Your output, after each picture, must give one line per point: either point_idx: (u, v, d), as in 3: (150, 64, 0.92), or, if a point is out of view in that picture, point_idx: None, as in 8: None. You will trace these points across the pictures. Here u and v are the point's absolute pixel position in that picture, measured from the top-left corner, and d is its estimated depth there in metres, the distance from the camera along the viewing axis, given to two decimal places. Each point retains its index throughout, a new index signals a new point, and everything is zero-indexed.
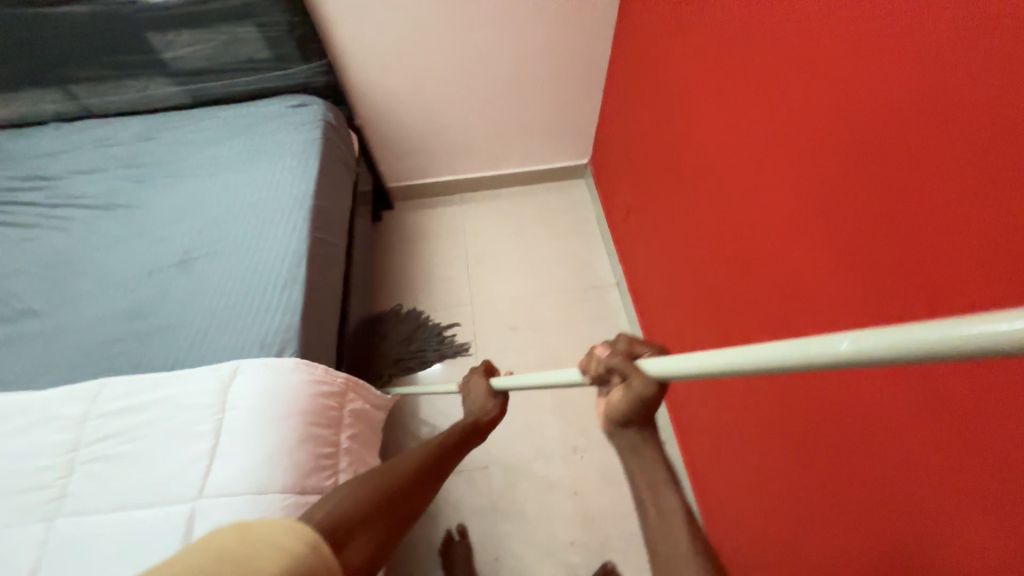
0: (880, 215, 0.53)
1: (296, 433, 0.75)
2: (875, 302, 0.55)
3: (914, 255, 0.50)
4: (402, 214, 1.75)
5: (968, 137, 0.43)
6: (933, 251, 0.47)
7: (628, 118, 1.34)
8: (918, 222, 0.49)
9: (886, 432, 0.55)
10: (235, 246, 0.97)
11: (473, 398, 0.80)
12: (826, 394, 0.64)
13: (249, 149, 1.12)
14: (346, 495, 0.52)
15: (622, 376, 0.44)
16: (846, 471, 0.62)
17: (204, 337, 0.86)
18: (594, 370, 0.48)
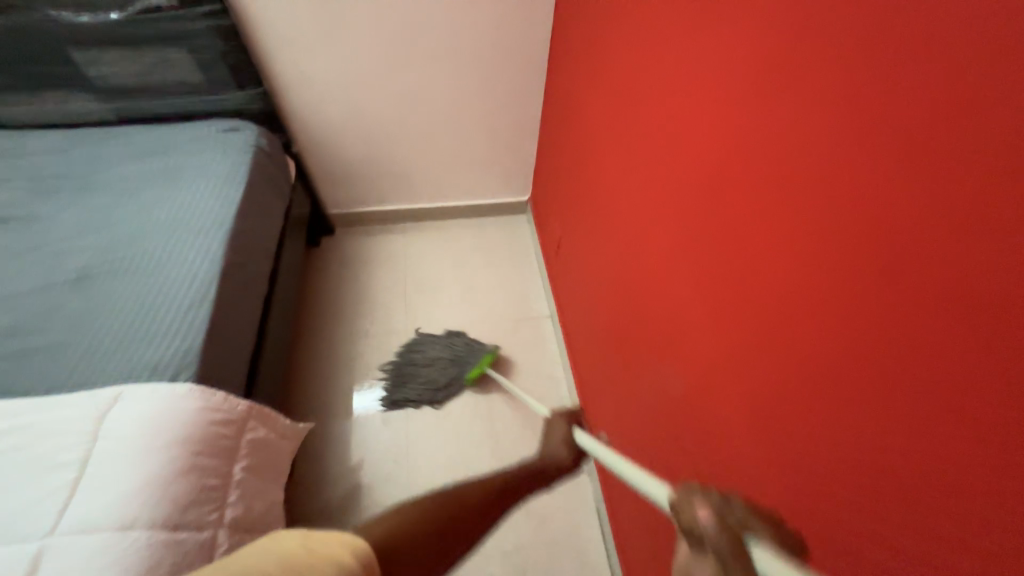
0: (744, 258, 0.60)
1: (177, 463, 0.72)
2: (745, 337, 0.61)
3: (770, 295, 0.56)
4: (342, 241, 1.75)
5: (797, 194, 0.51)
6: (782, 292, 0.53)
7: (560, 160, 1.43)
8: (771, 265, 0.55)
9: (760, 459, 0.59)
10: (140, 265, 0.94)
11: (552, 441, 0.73)
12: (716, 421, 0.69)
13: (170, 168, 1.11)
14: (397, 513, 0.47)
15: (719, 561, 0.34)
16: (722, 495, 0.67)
17: (89, 359, 0.81)
18: (687, 524, 0.36)
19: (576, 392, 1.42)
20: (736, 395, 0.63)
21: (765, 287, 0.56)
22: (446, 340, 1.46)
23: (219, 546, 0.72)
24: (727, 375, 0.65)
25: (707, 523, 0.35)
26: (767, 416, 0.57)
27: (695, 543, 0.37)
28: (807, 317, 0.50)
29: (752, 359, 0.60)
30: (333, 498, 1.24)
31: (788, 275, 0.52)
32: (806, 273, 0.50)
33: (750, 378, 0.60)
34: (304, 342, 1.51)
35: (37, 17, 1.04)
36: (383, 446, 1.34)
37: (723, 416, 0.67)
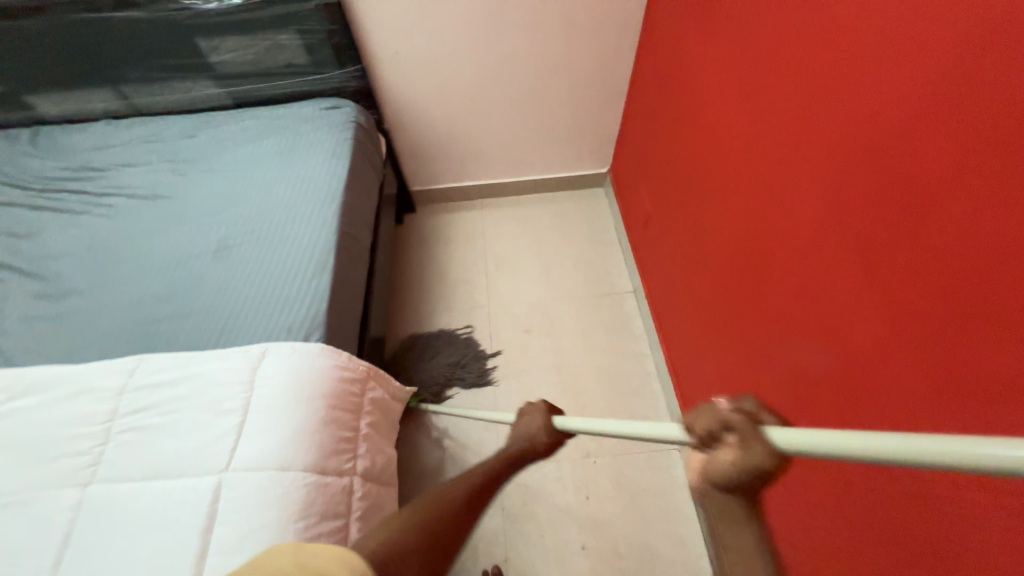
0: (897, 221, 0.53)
1: (319, 414, 0.78)
2: (902, 317, 0.53)
3: (938, 264, 0.48)
4: (423, 218, 1.80)
5: (982, 141, 0.43)
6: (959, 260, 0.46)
7: (648, 128, 1.37)
8: (936, 230, 0.48)
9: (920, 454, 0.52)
10: (267, 236, 1.02)
11: (524, 423, 0.63)
12: (853, 408, 0.62)
13: (284, 146, 1.18)
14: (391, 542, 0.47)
15: (737, 438, 0.29)
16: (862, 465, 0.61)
17: (234, 319, 0.90)
18: (702, 424, 0.31)
19: (664, 370, 1.38)
20: (884, 381, 0.57)
21: (930, 255, 0.49)
22: (465, 344, 1.49)
23: (355, 492, 0.78)
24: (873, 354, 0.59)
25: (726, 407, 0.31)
26: (931, 405, 0.50)
27: (708, 447, 0.31)
28: (994, 286, 0.43)
29: (912, 342, 0.52)
30: (429, 461, 1.31)
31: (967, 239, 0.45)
32: (995, 238, 0.42)
33: (905, 362, 0.53)
34: (393, 314, 1.59)
35: (171, 8, 1.13)
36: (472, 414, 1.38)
37: (864, 403, 0.60)
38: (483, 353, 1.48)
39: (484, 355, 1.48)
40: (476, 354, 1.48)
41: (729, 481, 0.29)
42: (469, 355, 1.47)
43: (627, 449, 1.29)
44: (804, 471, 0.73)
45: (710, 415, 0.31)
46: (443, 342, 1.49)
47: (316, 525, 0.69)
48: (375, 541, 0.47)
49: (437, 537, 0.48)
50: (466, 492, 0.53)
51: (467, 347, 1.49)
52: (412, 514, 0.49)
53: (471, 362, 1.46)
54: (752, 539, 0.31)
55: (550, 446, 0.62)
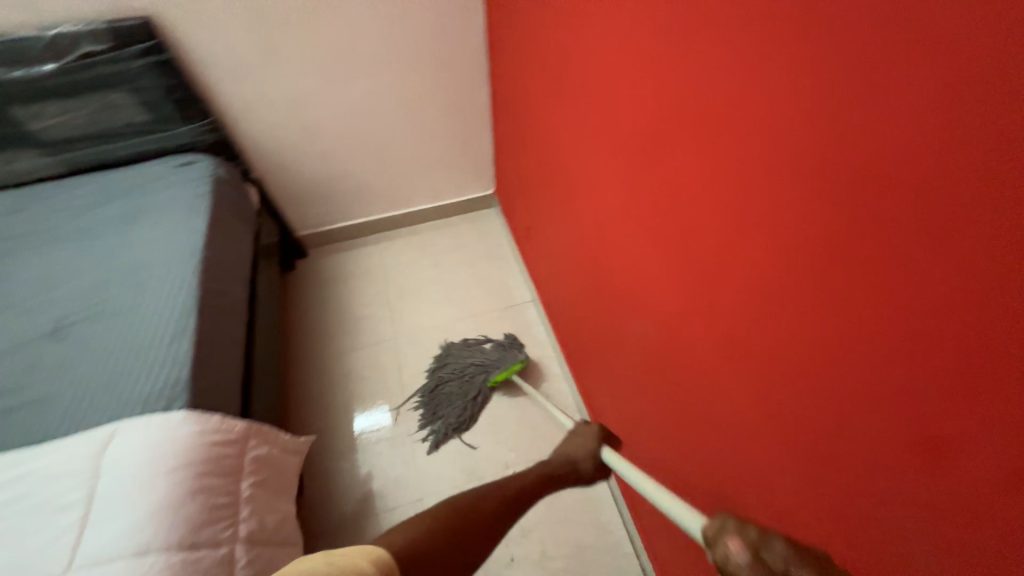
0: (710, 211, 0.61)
1: (185, 486, 0.73)
2: (743, 300, 0.59)
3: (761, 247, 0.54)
4: (316, 262, 1.76)
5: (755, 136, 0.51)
6: (775, 242, 0.51)
7: (516, 148, 1.48)
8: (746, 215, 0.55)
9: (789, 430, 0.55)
10: (116, 306, 0.94)
11: (570, 445, 0.90)
12: (720, 386, 0.67)
13: (133, 210, 1.11)
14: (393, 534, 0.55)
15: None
16: (726, 428, 0.68)
17: (78, 403, 0.81)
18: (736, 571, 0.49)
19: (568, 369, 1.47)
20: (740, 358, 0.62)
21: (745, 238, 0.56)
22: (501, 351, 1.45)
23: (238, 560, 0.73)
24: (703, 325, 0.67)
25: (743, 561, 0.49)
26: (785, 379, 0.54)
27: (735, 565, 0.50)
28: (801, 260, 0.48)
29: (758, 322, 0.57)
30: (348, 509, 1.25)
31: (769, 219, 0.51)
32: (770, 216, 0.51)
33: (756, 340, 0.58)
34: (294, 366, 1.52)
35: None
36: (388, 451, 1.35)
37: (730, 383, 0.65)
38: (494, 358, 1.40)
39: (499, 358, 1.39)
40: (506, 359, 1.42)
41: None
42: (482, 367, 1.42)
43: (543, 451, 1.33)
44: (686, 439, 0.81)
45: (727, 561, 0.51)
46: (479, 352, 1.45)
47: None
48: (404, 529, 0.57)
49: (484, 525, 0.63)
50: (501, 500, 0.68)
51: (490, 355, 1.44)
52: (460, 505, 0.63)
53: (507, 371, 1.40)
54: None
55: (588, 472, 0.87)
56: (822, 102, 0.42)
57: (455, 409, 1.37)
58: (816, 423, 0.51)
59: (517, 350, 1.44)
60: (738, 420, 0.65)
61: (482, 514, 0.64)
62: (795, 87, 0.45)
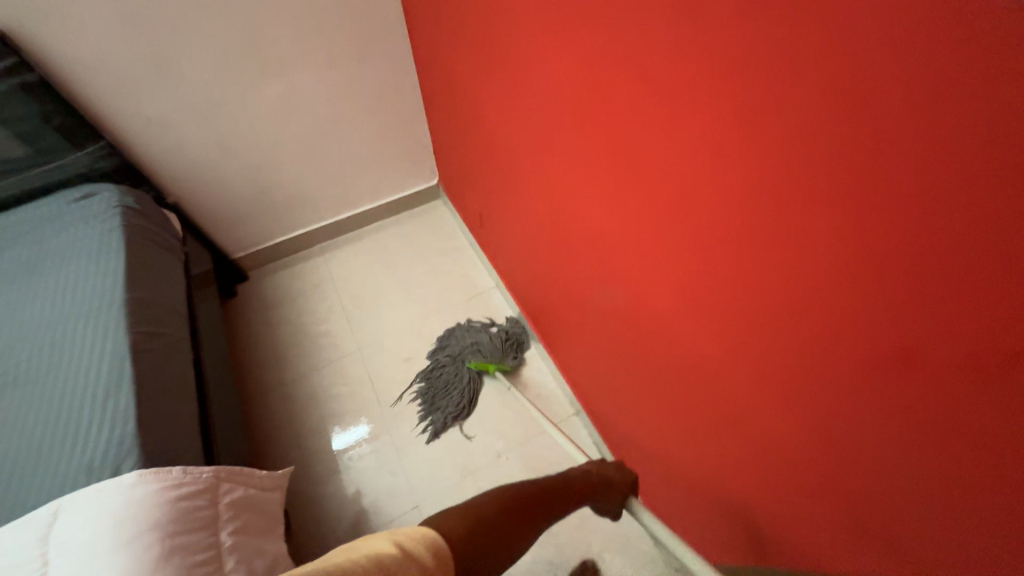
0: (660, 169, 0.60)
1: (156, 550, 0.66)
2: (729, 270, 0.56)
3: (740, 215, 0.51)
4: (260, 283, 1.64)
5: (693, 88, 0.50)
6: (736, 196, 0.50)
7: (454, 133, 1.43)
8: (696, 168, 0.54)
9: (797, 403, 0.54)
10: (31, 371, 0.83)
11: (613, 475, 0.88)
12: (697, 341, 0.68)
13: (28, 259, 0.97)
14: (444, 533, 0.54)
15: None
16: (705, 377, 0.70)
17: (6, 487, 0.72)
18: None
19: (543, 348, 1.47)
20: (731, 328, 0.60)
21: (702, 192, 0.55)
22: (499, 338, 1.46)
23: None
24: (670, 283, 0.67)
25: None
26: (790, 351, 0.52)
27: None
28: (791, 226, 0.45)
29: (752, 295, 0.54)
30: (343, 533, 1.20)
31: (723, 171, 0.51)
32: (717, 163, 0.51)
33: (753, 314, 0.55)
34: (255, 397, 1.42)
35: None
36: (375, 464, 1.30)
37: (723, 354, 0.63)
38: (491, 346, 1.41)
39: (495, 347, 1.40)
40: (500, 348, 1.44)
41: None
42: (478, 354, 1.43)
43: (532, 433, 1.34)
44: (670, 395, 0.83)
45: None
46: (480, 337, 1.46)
47: None
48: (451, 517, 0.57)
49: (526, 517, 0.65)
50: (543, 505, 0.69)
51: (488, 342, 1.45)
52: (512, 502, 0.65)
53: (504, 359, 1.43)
54: None
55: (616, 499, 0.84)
56: (758, 46, 0.42)
57: (453, 398, 1.37)
58: (793, 355, 0.52)
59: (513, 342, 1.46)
60: (720, 371, 0.66)
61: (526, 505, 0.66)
62: (726, 33, 0.44)
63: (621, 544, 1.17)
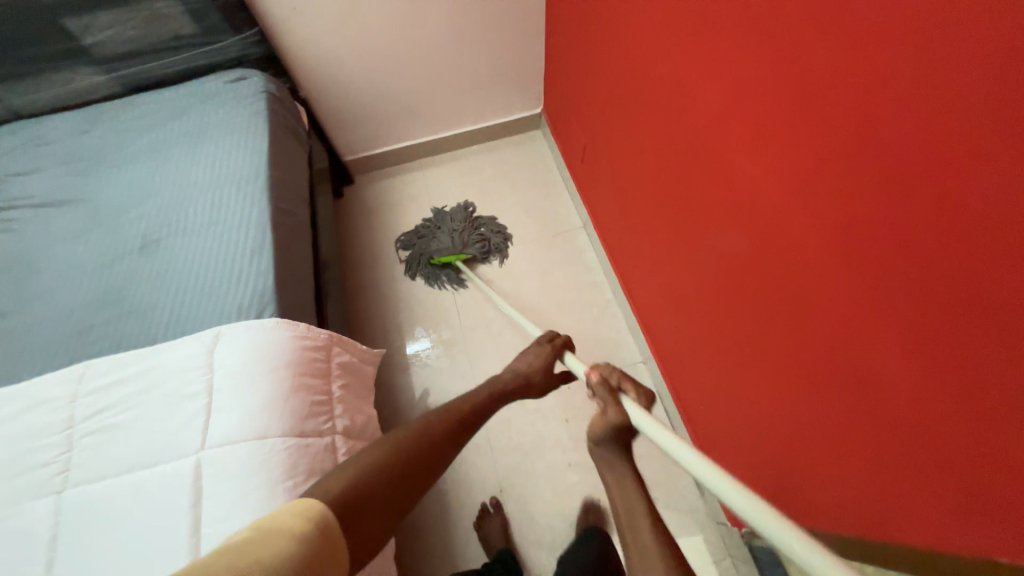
0: (827, 94, 0.53)
1: (286, 383, 0.79)
2: (896, 220, 0.49)
3: (935, 153, 0.43)
4: (364, 188, 1.76)
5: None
6: (931, 130, 0.43)
7: (572, 56, 1.35)
8: (872, 95, 0.48)
9: (953, 384, 0.47)
10: (195, 223, 0.98)
11: (525, 358, 0.83)
12: (815, 299, 0.64)
13: (194, 128, 1.10)
14: (360, 475, 0.56)
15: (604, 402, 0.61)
16: (812, 338, 0.67)
17: (178, 311, 0.87)
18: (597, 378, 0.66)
19: (621, 294, 1.46)
20: (877, 290, 0.53)
21: (874, 125, 0.49)
22: (491, 228, 1.61)
23: (339, 449, 0.81)
24: (799, 228, 0.63)
25: (595, 381, 0.65)
26: (956, 327, 0.45)
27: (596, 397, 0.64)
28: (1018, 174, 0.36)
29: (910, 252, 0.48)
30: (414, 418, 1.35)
31: (914, 99, 0.44)
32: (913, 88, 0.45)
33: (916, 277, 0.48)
34: (351, 290, 1.58)
35: None
36: (447, 368, 1.42)
37: (856, 316, 0.57)
38: (485, 231, 1.59)
39: (488, 231, 1.59)
40: (493, 231, 1.60)
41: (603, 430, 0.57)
42: (476, 238, 1.58)
43: None
44: (760, 351, 0.81)
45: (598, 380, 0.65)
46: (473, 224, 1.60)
47: (305, 483, 0.71)
48: (337, 483, 0.55)
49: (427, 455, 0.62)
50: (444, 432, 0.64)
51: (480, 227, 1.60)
52: (387, 451, 0.59)
53: (489, 250, 1.57)
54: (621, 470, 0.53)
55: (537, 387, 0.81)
56: None
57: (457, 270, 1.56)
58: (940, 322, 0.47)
59: (499, 227, 1.61)
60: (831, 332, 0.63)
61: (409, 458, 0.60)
62: None
63: (667, 498, 1.19)
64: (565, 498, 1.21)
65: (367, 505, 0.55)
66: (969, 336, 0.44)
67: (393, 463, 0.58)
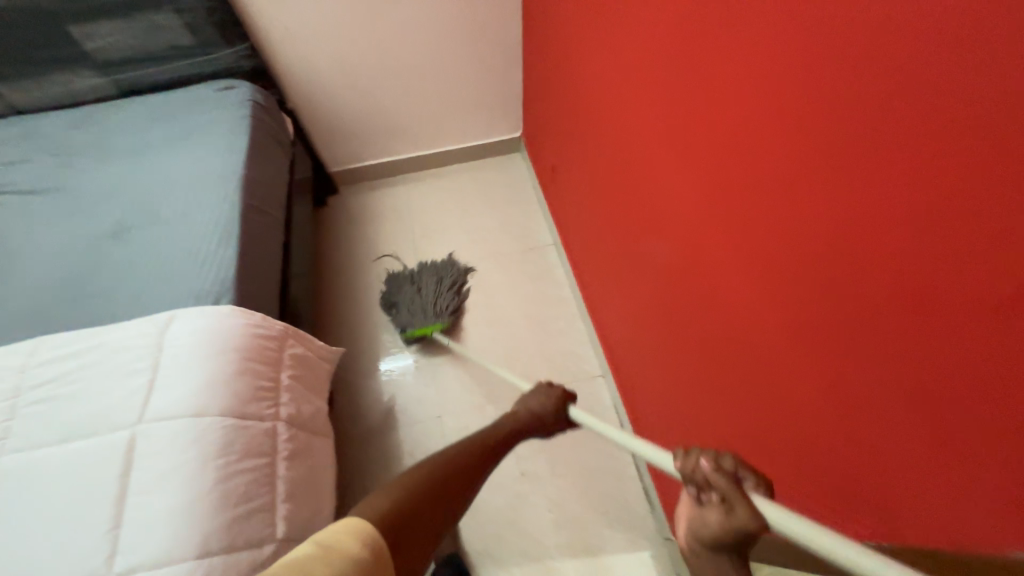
0: (721, 112, 0.60)
1: (232, 366, 0.81)
2: (778, 219, 0.53)
3: (795, 159, 0.49)
4: (347, 198, 1.83)
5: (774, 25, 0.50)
6: (793, 137, 0.49)
7: (545, 83, 1.45)
8: (752, 110, 0.54)
9: (813, 366, 0.52)
10: (167, 215, 1.03)
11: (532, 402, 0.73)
12: (722, 300, 0.69)
13: (179, 129, 1.18)
14: (405, 492, 0.51)
15: (722, 500, 0.35)
16: (722, 340, 0.71)
17: (138, 294, 0.91)
18: (694, 469, 0.38)
19: (585, 309, 1.50)
20: (763, 286, 0.58)
21: (754, 138, 0.55)
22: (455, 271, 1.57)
23: (280, 434, 0.82)
24: (708, 234, 0.69)
25: (707, 469, 0.37)
26: (812, 313, 0.51)
27: (698, 497, 0.37)
28: (864, 167, 0.41)
29: (781, 250, 0.54)
30: (374, 421, 1.37)
31: (780, 111, 0.50)
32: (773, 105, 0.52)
33: (783, 272, 0.54)
34: (325, 294, 1.62)
35: None
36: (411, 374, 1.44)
37: (748, 314, 0.63)
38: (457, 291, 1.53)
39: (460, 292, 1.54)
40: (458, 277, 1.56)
41: (718, 539, 0.34)
42: (448, 301, 1.50)
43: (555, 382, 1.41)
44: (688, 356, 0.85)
45: (706, 465, 0.37)
46: (443, 280, 1.54)
47: (238, 461, 0.73)
48: (385, 502, 0.50)
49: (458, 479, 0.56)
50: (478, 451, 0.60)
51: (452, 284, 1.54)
52: (429, 472, 0.54)
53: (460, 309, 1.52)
54: None
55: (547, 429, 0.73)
56: None
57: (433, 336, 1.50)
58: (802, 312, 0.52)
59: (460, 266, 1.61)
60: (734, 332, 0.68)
61: (452, 476, 0.55)
62: None
63: (617, 512, 1.19)
64: (516, 507, 1.21)
65: (411, 526, 0.49)
66: (822, 320, 0.50)
67: (436, 483, 0.53)
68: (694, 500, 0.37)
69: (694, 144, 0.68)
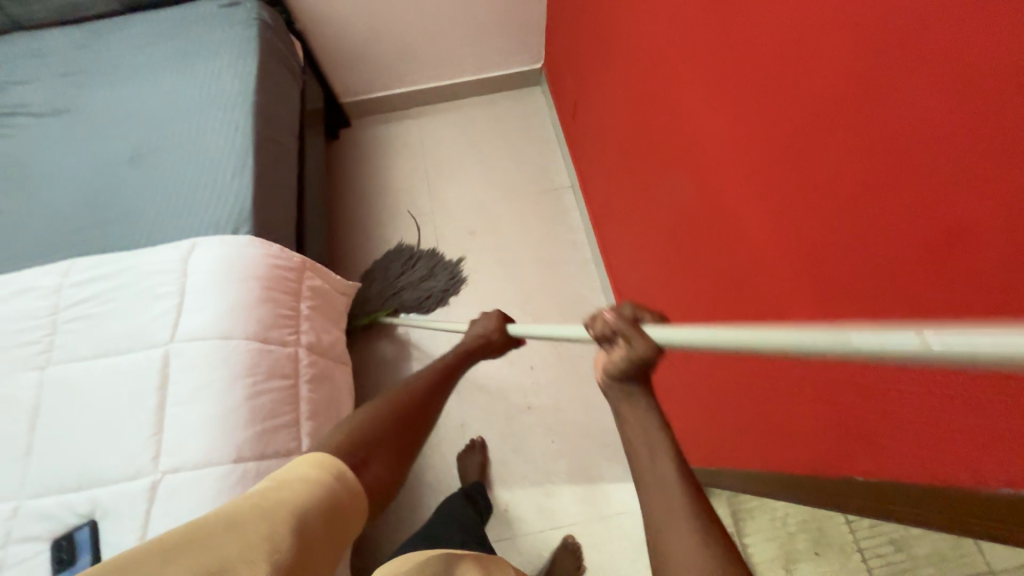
0: (766, 36, 0.55)
1: (254, 293, 0.84)
2: (819, 163, 0.50)
3: (844, 88, 0.46)
4: (360, 131, 1.77)
5: None
6: (846, 63, 0.45)
7: (570, 5, 1.32)
8: (803, 33, 0.49)
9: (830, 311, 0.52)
10: (181, 141, 1.01)
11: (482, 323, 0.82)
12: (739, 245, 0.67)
13: (186, 49, 1.13)
14: (357, 425, 0.58)
15: (624, 339, 0.43)
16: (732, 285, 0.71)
17: (160, 220, 0.93)
18: (599, 327, 0.46)
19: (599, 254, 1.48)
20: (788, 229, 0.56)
21: (800, 66, 0.51)
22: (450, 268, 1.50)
23: (302, 359, 0.87)
24: (733, 175, 0.66)
25: (611, 319, 0.45)
26: (838, 255, 0.49)
27: (606, 345, 0.46)
28: (919, 95, 0.38)
29: (813, 191, 0.52)
30: (389, 352, 1.44)
31: (838, 32, 0.45)
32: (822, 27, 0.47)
33: (813, 214, 0.52)
34: (340, 230, 1.63)
35: None
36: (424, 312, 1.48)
37: (765, 259, 0.62)
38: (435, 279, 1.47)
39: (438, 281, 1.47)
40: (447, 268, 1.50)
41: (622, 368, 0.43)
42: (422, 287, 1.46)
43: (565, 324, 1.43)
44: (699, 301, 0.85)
45: (609, 317, 0.45)
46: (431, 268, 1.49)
47: (264, 381, 0.78)
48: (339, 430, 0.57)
49: (413, 407, 0.63)
50: (426, 383, 0.68)
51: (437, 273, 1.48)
52: (384, 409, 0.61)
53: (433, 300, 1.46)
54: (655, 428, 0.41)
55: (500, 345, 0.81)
56: None
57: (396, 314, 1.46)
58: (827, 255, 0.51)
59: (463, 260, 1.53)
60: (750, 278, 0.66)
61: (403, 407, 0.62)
62: None
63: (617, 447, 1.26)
64: (521, 437, 1.29)
65: (376, 445, 0.56)
66: (846, 263, 0.49)
67: (384, 410, 0.61)
68: (603, 348, 0.46)
69: (733, 77, 0.62)
